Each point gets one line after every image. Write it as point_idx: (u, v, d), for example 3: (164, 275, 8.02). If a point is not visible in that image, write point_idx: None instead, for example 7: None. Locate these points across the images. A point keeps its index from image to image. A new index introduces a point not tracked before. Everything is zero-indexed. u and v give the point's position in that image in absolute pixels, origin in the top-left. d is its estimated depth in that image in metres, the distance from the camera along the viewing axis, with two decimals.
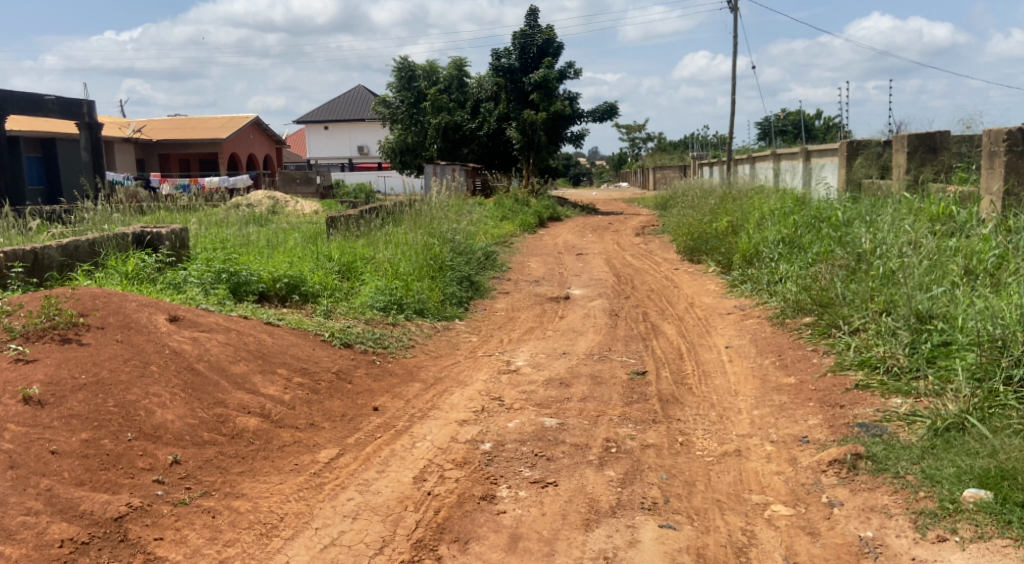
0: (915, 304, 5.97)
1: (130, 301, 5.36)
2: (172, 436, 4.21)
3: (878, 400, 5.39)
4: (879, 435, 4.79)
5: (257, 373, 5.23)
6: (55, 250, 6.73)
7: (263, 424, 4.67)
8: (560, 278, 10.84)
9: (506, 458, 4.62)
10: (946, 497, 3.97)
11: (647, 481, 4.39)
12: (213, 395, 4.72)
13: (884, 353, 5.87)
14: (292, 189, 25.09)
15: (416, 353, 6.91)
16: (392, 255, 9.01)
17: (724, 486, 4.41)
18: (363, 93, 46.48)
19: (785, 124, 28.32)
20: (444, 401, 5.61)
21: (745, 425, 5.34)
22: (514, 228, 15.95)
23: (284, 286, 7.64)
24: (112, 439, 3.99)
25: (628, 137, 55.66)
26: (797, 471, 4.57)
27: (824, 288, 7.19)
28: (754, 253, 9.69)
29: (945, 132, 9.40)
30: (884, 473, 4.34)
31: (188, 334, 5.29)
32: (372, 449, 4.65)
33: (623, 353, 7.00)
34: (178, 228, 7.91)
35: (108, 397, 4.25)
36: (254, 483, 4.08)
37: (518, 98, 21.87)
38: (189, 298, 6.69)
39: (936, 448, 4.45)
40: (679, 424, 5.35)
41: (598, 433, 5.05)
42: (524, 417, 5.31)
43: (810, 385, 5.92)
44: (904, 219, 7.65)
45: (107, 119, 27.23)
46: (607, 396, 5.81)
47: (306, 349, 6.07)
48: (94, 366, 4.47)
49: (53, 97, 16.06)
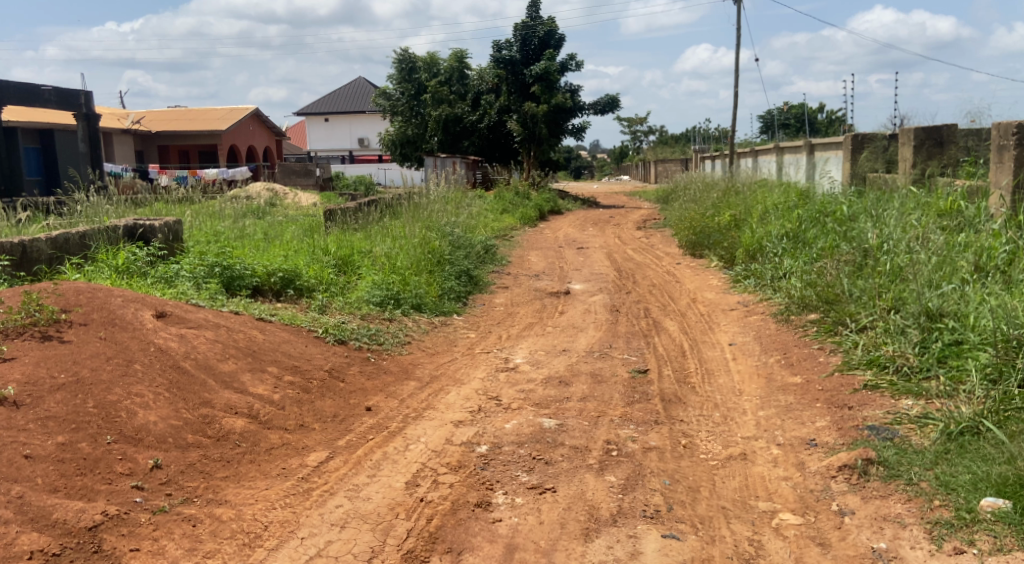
0: (925, 301, 5.79)
1: (116, 296, 5.18)
2: (154, 439, 4.04)
3: (887, 401, 5.21)
4: (890, 439, 4.62)
5: (246, 371, 5.06)
6: (44, 243, 6.57)
7: (250, 425, 4.49)
8: (560, 273, 10.65)
9: (503, 461, 4.44)
10: (962, 506, 3.80)
11: (649, 487, 4.21)
12: (199, 395, 4.55)
13: (893, 352, 5.68)
14: (291, 181, 24.88)
15: (413, 350, 6.73)
16: (390, 248, 8.84)
17: (730, 492, 4.24)
18: (363, 85, 46.21)
19: (787, 116, 27.98)
20: (440, 401, 5.43)
21: (750, 426, 5.17)
22: (514, 221, 15.75)
23: (279, 280, 7.47)
24: (90, 442, 3.82)
25: (629, 131, 55.29)
26: (805, 477, 4.40)
27: (829, 284, 7.00)
28: (758, 248, 9.49)
29: (952, 125, 9.19)
30: (897, 479, 4.17)
31: (176, 331, 5.11)
32: (364, 452, 4.48)
33: (624, 350, 6.82)
34: (171, 220, 7.72)
35: (88, 398, 4.08)
36: (239, 489, 3.91)
37: (518, 90, 21.59)
38: (179, 293, 6.51)
39: (950, 453, 4.27)
40: (681, 425, 5.17)
41: (598, 435, 4.87)
42: (523, 418, 5.14)
43: (816, 385, 5.74)
44: (911, 214, 7.46)
45: (105, 110, 27.04)
46: (608, 396, 5.63)
47: (299, 346, 5.90)
48: (75, 365, 4.30)
49: (50, 87, 15.76)
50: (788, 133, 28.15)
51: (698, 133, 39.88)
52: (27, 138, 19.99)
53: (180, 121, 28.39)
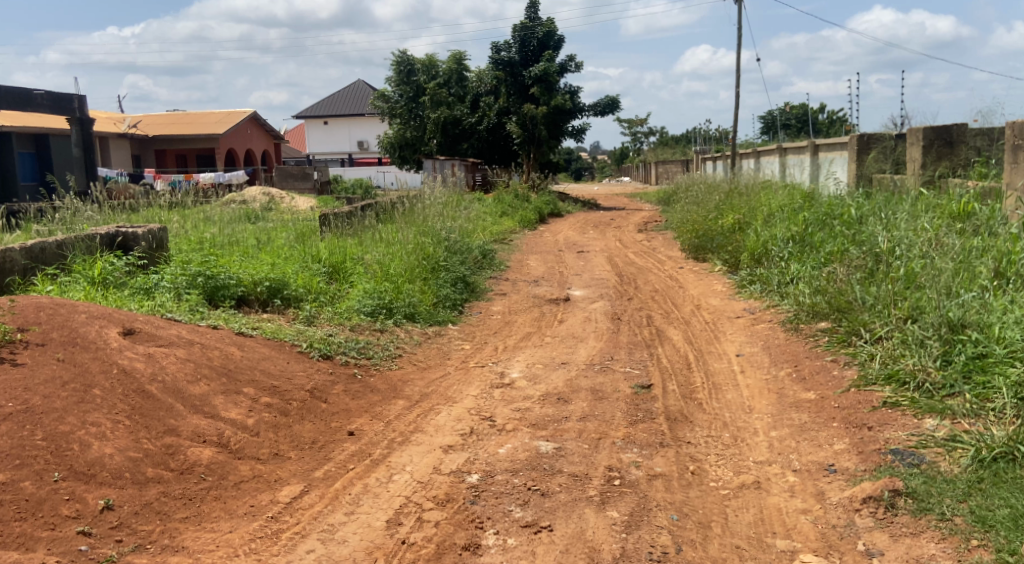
0: (946, 311, 5.37)
1: (80, 313, 4.81)
2: (109, 474, 3.68)
3: (910, 421, 4.82)
4: (916, 465, 4.23)
5: (219, 394, 4.68)
6: (18, 252, 6.16)
7: (218, 455, 4.12)
8: (560, 278, 10.27)
9: (495, 493, 4.06)
10: (1004, 548, 3.43)
11: (655, 524, 3.83)
12: (163, 422, 4.19)
13: (913, 366, 5.25)
14: (290, 185, 24.43)
15: (403, 364, 6.34)
16: (382, 255, 8.44)
17: (744, 528, 3.87)
18: (361, 88, 45.87)
19: (788, 118, 27.66)
20: (429, 422, 5.04)
21: (763, 449, 4.78)
22: (513, 225, 15.34)
23: (265, 290, 7.08)
24: (34, 480, 3.49)
25: (631, 133, 54.84)
26: (826, 509, 4.02)
27: (840, 291, 6.60)
28: (764, 252, 9.09)
29: (962, 125, 8.83)
30: (928, 514, 3.80)
31: (143, 350, 4.71)
32: (342, 485, 4.10)
33: (626, 363, 6.44)
34: (155, 228, 7.36)
35: (36, 429, 3.74)
36: (199, 533, 3.54)
37: (518, 92, 21.18)
38: (157, 305, 6.15)
39: (984, 483, 3.89)
40: (689, 447, 4.79)
41: (598, 460, 4.50)
42: (518, 441, 4.76)
43: (832, 402, 5.35)
44: (922, 217, 7.10)
45: (100, 115, 26.63)
46: (610, 415, 5.25)
47: (280, 363, 5.51)
48: (26, 392, 3.94)
49: (42, 91, 15.28)
50: (789, 134, 27.83)
51: (699, 134, 39.35)
52: (22, 143, 19.60)
53: (176, 124, 28.05)
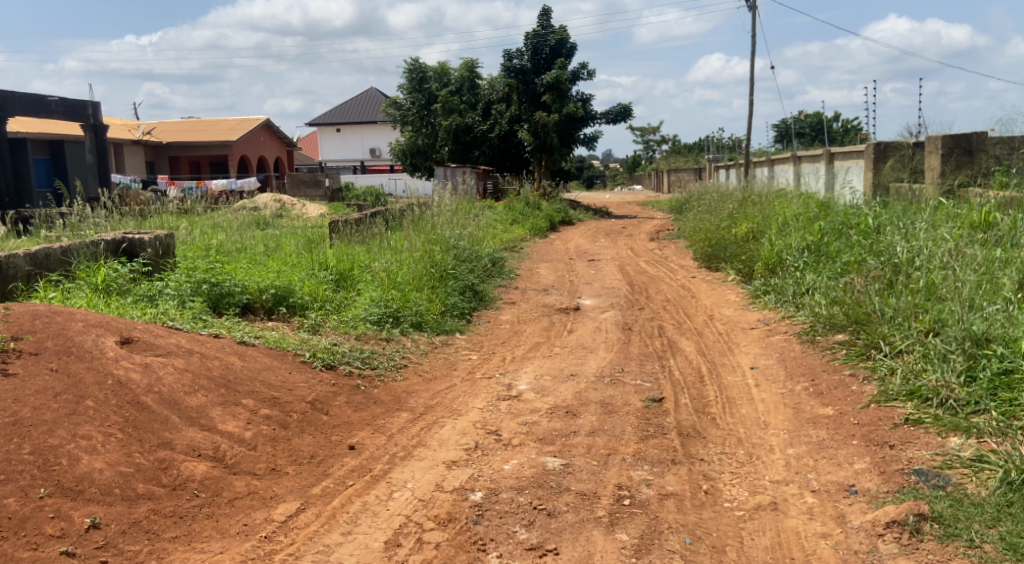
0: (969, 325, 5.16)
1: (76, 321, 4.66)
2: (98, 491, 3.54)
3: (933, 440, 4.62)
4: (942, 487, 4.04)
5: (217, 406, 4.53)
6: (21, 258, 6.04)
7: (213, 470, 3.97)
8: (570, 287, 10.10)
9: (499, 513, 3.89)
10: None
11: (667, 548, 3.66)
12: (158, 435, 4.05)
13: (936, 382, 5.04)
14: (301, 192, 24.34)
15: (408, 375, 6.18)
16: (389, 263, 8.28)
17: (760, 553, 3.69)
18: (373, 96, 45.91)
19: (802, 126, 27.48)
20: (432, 437, 4.88)
21: (779, 468, 4.59)
22: (524, 233, 15.20)
23: (271, 297, 6.95)
24: (19, 497, 3.36)
25: (644, 141, 54.62)
26: (847, 533, 3.83)
27: (858, 302, 6.40)
28: (778, 262, 8.87)
29: (982, 133, 8.64)
30: (955, 540, 3.62)
31: (140, 360, 4.57)
32: (340, 502, 3.95)
33: (637, 375, 6.26)
34: (162, 234, 7.20)
35: (24, 443, 3.60)
36: (189, 554, 3.41)
37: (530, 99, 21.02)
38: (160, 314, 6.01)
39: (1013, 507, 3.70)
40: (702, 465, 4.60)
41: (608, 478, 4.32)
42: (523, 457, 4.59)
43: (851, 418, 5.15)
44: (941, 227, 6.91)
45: (116, 122, 26.67)
46: (619, 430, 5.07)
47: (281, 374, 5.36)
48: (15, 404, 3.80)
49: (57, 97, 15.24)
50: (803, 142, 27.62)
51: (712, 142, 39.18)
52: (37, 149, 19.65)
53: (190, 132, 28.07)
